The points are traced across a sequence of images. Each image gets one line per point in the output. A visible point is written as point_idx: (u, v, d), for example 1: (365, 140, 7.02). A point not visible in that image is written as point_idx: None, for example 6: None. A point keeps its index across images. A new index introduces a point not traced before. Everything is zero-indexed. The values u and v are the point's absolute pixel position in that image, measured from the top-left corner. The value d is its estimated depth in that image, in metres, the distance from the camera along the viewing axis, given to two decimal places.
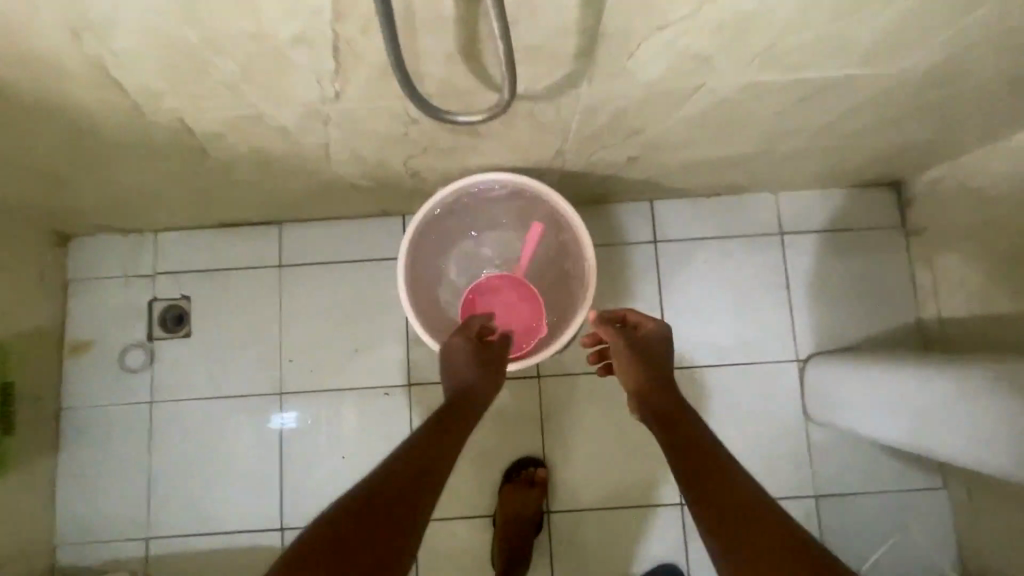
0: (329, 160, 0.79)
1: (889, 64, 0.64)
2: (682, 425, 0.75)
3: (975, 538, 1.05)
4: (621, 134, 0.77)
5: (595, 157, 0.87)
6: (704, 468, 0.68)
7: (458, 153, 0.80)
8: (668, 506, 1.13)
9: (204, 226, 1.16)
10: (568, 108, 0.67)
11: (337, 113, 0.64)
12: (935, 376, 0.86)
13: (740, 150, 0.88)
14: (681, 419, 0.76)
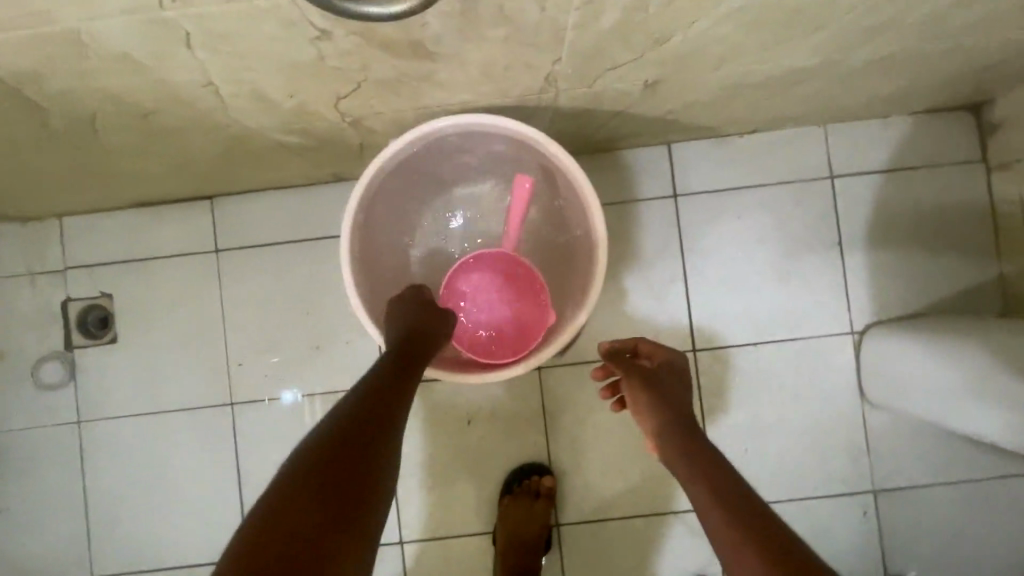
0: (226, 106, 0.56)
1: None
2: (700, 460, 0.60)
3: None
4: (634, 46, 0.54)
5: (598, 86, 0.64)
6: (730, 517, 0.52)
7: (407, 87, 0.57)
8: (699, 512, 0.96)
9: (118, 207, 0.94)
10: (556, 0, 0.44)
11: (197, 22, 0.41)
12: None
13: (794, 65, 0.65)
14: (700, 454, 0.61)
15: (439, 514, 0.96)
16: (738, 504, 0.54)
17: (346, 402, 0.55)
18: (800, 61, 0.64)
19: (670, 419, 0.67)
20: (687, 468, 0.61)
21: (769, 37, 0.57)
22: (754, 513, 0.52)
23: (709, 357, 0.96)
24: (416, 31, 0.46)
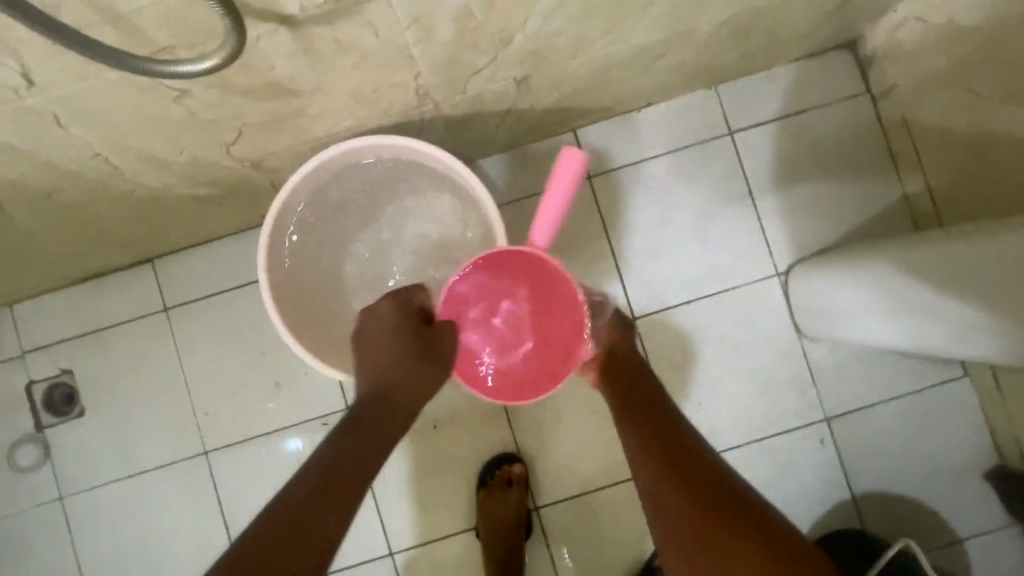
0: (122, 171, 0.60)
1: None
2: (650, 414, 0.64)
3: (1012, 425, 0.92)
4: (484, 49, 0.59)
5: (471, 91, 0.68)
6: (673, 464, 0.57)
7: (286, 125, 0.61)
8: None
9: (64, 284, 0.97)
10: (384, 24, 0.49)
11: (59, 102, 0.45)
12: (943, 257, 0.70)
13: (649, 38, 0.70)
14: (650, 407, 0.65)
15: (423, 519, 0.99)
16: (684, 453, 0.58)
17: (327, 443, 0.58)
18: (651, 35, 0.69)
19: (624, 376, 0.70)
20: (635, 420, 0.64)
21: (609, 19, 0.61)
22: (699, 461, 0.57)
23: (650, 322, 1.01)
24: (267, 72, 0.50)
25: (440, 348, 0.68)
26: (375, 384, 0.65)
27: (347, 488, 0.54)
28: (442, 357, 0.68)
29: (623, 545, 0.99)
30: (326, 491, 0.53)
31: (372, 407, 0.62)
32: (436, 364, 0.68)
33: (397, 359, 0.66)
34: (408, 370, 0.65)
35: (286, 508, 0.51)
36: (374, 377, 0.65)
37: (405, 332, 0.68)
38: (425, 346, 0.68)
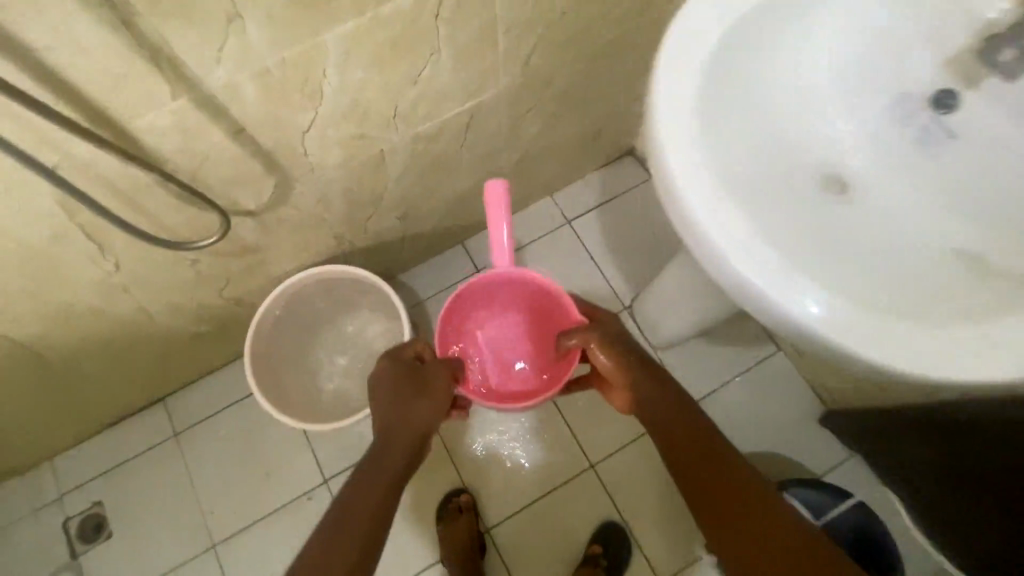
0: (154, 318, 0.96)
1: (493, 90, 0.89)
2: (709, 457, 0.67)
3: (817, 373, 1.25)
4: (367, 205, 0.99)
5: (370, 229, 1.08)
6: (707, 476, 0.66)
7: (255, 271, 0.99)
8: (584, 475, 1.25)
9: (95, 431, 1.26)
10: (302, 204, 0.89)
11: (127, 278, 0.83)
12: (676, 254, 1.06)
13: (475, 180, 1.13)
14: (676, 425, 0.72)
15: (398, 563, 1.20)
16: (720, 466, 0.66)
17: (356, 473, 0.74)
18: (476, 177, 1.12)
19: (653, 401, 0.77)
20: (666, 437, 0.73)
21: (440, 174, 1.04)
22: (735, 465, 0.65)
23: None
24: (240, 240, 0.89)
25: (436, 398, 0.83)
26: (396, 431, 0.78)
27: (378, 516, 0.68)
28: (439, 406, 0.83)
29: (563, 546, 1.21)
30: (361, 521, 0.67)
31: (394, 454, 0.76)
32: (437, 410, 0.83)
33: (399, 398, 0.81)
34: (414, 410, 0.80)
35: (336, 524, 0.66)
36: (392, 428, 0.78)
37: (401, 376, 0.84)
38: (429, 399, 0.82)
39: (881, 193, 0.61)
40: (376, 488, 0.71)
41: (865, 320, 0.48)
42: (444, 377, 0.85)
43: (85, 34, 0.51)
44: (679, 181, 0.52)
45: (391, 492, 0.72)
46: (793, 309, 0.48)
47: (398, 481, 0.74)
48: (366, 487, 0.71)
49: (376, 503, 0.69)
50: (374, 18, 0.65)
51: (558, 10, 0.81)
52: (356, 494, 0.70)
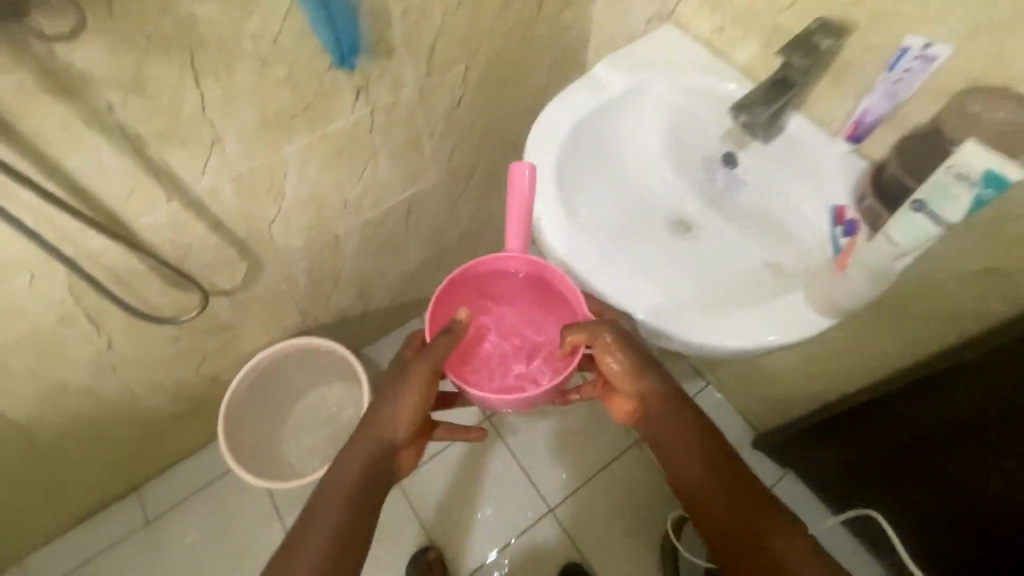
0: (136, 396, 1.07)
1: (425, 180, 1.10)
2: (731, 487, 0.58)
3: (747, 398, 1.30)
4: (327, 280, 1.16)
5: (331, 303, 1.24)
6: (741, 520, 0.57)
7: (229, 346, 1.13)
8: (545, 522, 1.28)
9: (67, 526, 1.29)
10: (269, 282, 1.06)
11: (116, 356, 0.96)
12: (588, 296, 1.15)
13: (422, 255, 1.32)
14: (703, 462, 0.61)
15: None
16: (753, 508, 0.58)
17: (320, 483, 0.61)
18: (422, 252, 1.31)
19: (681, 428, 0.62)
20: (688, 479, 0.61)
21: (389, 251, 1.22)
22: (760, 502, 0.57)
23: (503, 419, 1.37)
24: (216, 318, 1.04)
25: (407, 406, 0.63)
26: (356, 444, 0.62)
27: (344, 543, 0.57)
28: (408, 412, 0.63)
29: None
30: (325, 547, 0.56)
31: (356, 471, 0.60)
32: (407, 419, 0.63)
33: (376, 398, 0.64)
34: (388, 410, 0.63)
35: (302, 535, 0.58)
36: (350, 445, 0.62)
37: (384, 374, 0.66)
38: (399, 403, 0.62)
39: (709, 227, 0.85)
40: (341, 506, 0.59)
41: (694, 316, 0.68)
42: (423, 371, 0.61)
43: (108, 163, 0.69)
44: (552, 236, 0.72)
45: (361, 512, 0.59)
46: (648, 318, 0.68)
47: (367, 499, 0.60)
48: (328, 508, 0.59)
49: (343, 525, 0.58)
50: (324, 134, 0.86)
51: (471, 118, 1.05)
52: (314, 516, 0.58)
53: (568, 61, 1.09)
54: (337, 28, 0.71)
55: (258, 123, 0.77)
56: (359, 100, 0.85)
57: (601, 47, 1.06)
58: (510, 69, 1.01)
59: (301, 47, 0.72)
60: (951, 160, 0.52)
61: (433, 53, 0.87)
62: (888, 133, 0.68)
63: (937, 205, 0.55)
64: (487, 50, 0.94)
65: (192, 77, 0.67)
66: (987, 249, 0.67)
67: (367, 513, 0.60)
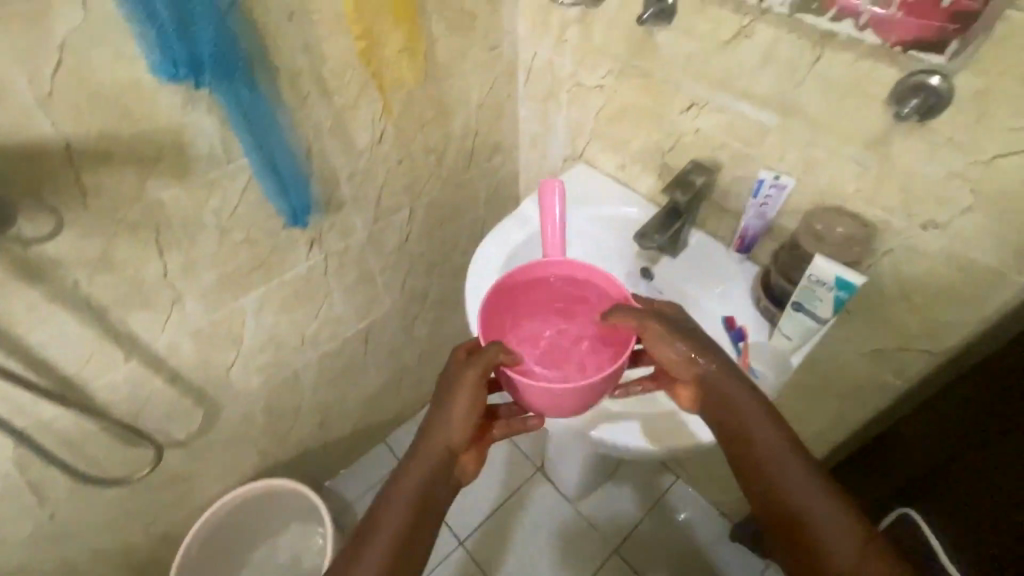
0: (74, 568, 0.99)
1: (379, 309, 1.17)
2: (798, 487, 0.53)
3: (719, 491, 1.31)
4: (287, 417, 1.17)
5: (292, 439, 1.23)
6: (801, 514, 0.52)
7: (181, 498, 1.08)
8: None
9: None
10: (226, 426, 1.05)
11: (56, 525, 0.90)
12: None
13: (382, 379, 1.34)
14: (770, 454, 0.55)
15: None
16: (822, 503, 0.52)
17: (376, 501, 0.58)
18: (382, 377, 1.34)
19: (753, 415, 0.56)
20: (753, 471, 0.55)
21: (349, 380, 1.25)
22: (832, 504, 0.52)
23: (476, 543, 1.32)
24: (169, 470, 1.01)
25: (461, 409, 0.58)
26: (412, 461, 0.58)
27: (399, 559, 0.54)
28: (463, 418, 0.58)
29: None
30: (380, 562, 0.53)
31: (410, 484, 0.56)
32: (462, 425, 0.58)
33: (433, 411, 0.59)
34: (448, 426, 0.58)
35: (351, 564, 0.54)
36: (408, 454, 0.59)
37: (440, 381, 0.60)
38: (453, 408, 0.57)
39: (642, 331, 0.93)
40: (397, 520, 0.55)
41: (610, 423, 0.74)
42: (472, 377, 0.56)
43: (69, 334, 0.72)
44: None
45: (419, 526, 0.56)
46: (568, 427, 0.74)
47: (423, 523, 0.56)
48: (382, 523, 0.55)
49: (398, 541, 0.54)
50: (280, 282, 0.93)
51: (419, 252, 1.15)
52: (368, 529, 0.55)
53: (502, 196, 1.23)
54: (291, 195, 0.81)
55: (217, 281, 0.84)
56: (313, 250, 0.93)
57: (529, 182, 1.22)
58: (450, 208, 1.14)
59: (258, 214, 0.81)
60: (809, 271, 0.63)
61: (379, 204, 0.98)
62: (767, 243, 0.80)
63: (810, 305, 0.65)
64: (428, 195, 1.07)
65: (156, 251, 0.73)
66: (868, 331, 0.76)
67: (426, 526, 0.56)
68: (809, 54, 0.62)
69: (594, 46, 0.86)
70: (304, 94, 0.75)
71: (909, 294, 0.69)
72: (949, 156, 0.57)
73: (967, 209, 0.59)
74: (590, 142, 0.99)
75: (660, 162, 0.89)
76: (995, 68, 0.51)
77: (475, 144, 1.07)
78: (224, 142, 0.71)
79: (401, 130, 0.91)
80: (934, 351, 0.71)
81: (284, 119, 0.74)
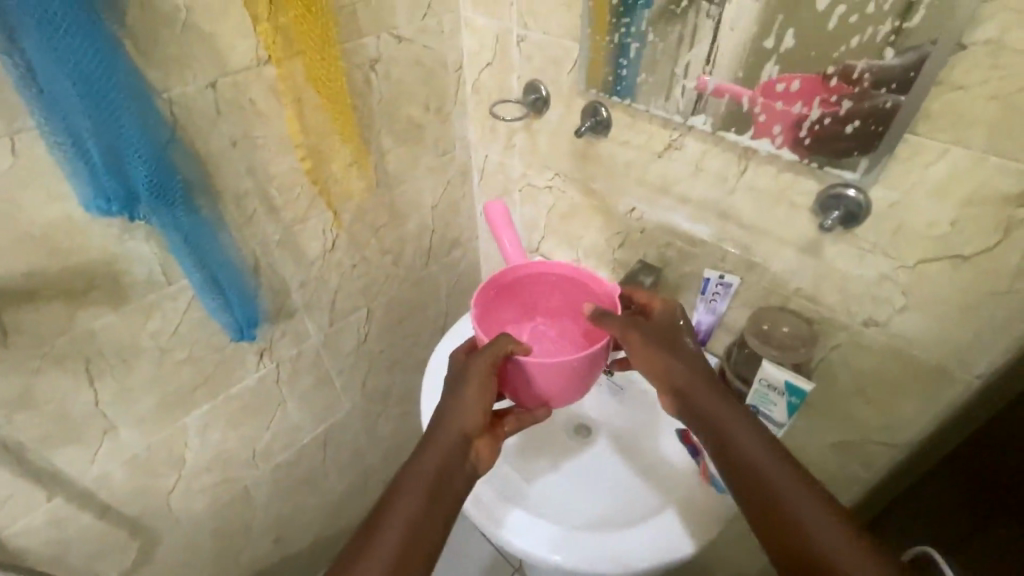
0: None
1: (338, 411, 1.12)
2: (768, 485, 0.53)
3: None
4: (237, 536, 1.07)
5: (243, 561, 1.12)
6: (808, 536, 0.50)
7: None
8: None
9: None
10: (167, 555, 0.96)
11: None
12: None
13: (344, 483, 1.26)
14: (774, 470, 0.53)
15: None
16: (831, 524, 0.49)
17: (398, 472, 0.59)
18: (345, 481, 1.26)
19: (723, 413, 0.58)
20: (752, 488, 0.54)
21: (307, 488, 1.17)
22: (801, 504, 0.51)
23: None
24: None
25: (476, 389, 0.64)
26: (432, 442, 0.60)
27: (416, 538, 0.54)
28: (478, 399, 0.63)
29: None
30: (398, 543, 0.53)
31: (428, 467, 0.58)
32: (477, 408, 0.63)
33: (454, 396, 0.64)
34: (473, 406, 0.63)
35: (377, 535, 0.54)
36: (424, 439, 0.61)
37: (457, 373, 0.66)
38: (468, 388, 0.63)
39: (606, 430, 0.91)
40: (415, 501, 0.56)
41: (584, 539, 0.70)
42: (484, 363, 0.65)
43: None
44: None
45: (435, 508, 0.56)
46: (539, 551, 0.69)
47: (445, 498, 0.57)
48: (399, 505, 0.56)
49: (417, 518, 0.55)
50: (227, 397, 0.88)
51: (379, 349, 1.12)
52: (385, 514, 0.56)
53: (464, 287, 1.23)
54: (235, 310, 0.78)
55: (156, 404, 0.79)
56: (263, 360, 0.90)
57: (490, 273, 1.23)
58: (411, 304, 1.13)
59: (201, 331, 0.78)
60: (761, 375, 0.63)
61: (334, 307, 0.97)
62: (721, 336, 0.81)
63: (765, 407, 0.65)
64: (386, 294, 1.06)
65: (87, 379, 0.70)
66: (829, 424, 0.76)
67: (441, 508, 0.57)
68: (734, 167, 0.65)
69: (538, 152, 0.90)
70: (250, 212, 0.75)
71: (862, 389, 0.69)
72: (875, 259, 0.59)
73: (903, 308, 0.60)
74: (544, 238, 1.01)
75: (610, 258, 0.91)
76: (903, 183, 0.54)
77: (432, 242, 1.08)
78: (164, 266, 0.69)
79: (354, 236, 0.92)
80: (894, 444, 0.70)
81: (224, 237, 0.73)
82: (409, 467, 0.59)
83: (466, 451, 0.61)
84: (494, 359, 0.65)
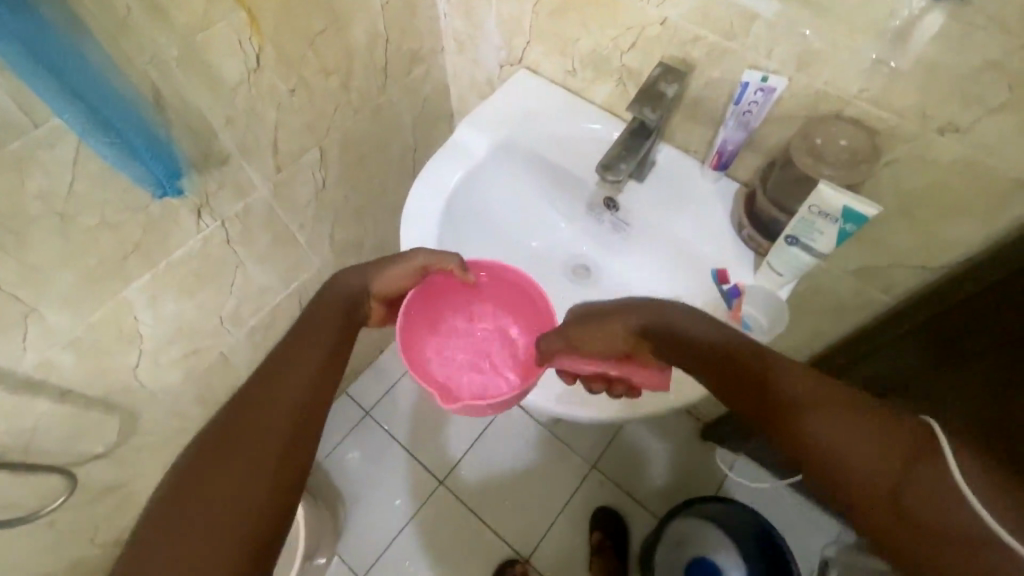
0: None
1: (308, 267, 1.00)
2: (760, 394, 0.45)
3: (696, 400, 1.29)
4: (226, 400, 1.03)
5: None
6: (818, 427, 0.41)
7: (125, 502, 0.98)
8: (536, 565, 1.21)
9: None
10: (154, 424, 0.92)
11: None
12: None
13: None
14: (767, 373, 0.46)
15: None
16: (840, 416, 0.41)
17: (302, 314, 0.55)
18: None
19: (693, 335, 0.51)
20: (747, 391, 0.46)
21: None
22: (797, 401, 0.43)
23: (456, 481, 1.29)
24: (97, 483, 0.89)
25: (396, 272, 0.58)
26: (329, 290, 0.58)
27: (290, 449, 0.45)
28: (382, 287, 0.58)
29: None
30: (311, 367, 0.50)
31: (331, 306, 0.56)
32: (388, 282, 0.58)
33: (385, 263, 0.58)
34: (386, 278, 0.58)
35: (283, 367, 0.50)
36: (310, 306, 0.56)
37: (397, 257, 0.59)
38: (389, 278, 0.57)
39: (606, 273, 0.82)
40: (327, 328, 0.54)
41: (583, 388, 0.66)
42: (413, 265, 0.58)
43: None
44: None
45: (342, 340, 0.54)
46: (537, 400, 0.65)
47: (347, 332, 0.55)
48: (299, 350, 0.51)
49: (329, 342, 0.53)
50: (169, 265, 0.75)
51: (341, 194, 0.96)
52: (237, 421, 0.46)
53: (432, 115, 1.03)
54: (144, 157, 0.60)
55: (80, 280, 0.66)
56: (203, 218, 0.75)
57: (462, 96, 1.02)
58: (371, 139, 0.94)
59: (106, 189, 0.61)
60: (810, 201, 0.52)
61: (277, 148, 0.78)
62: (748, 157, 0.68)
63: (808, 239, 0.56)
64: (341, 128, 0.86)
65: None
66: (860, 249, 0.68)
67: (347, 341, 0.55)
68: None
69: None
70: (121, 12, 0.53)
71: (912, 210, 0.60)
72: (985, 41, 0.45)
73: (1001, 107, 0.48)
74: (530, 43, 0.80)
75: (617, 64, 0.72)
76: None
77: (388, 57, 0.85)
78: (18, 102, 0.50)
79: (283, 50, 0.70)
80: (931, 269, 0.64)
81: (92, 52, 0.51)
82: (313, 311, 0.55)
83: (357, 311, 0.58)
84: (426, 265, 0.58)
